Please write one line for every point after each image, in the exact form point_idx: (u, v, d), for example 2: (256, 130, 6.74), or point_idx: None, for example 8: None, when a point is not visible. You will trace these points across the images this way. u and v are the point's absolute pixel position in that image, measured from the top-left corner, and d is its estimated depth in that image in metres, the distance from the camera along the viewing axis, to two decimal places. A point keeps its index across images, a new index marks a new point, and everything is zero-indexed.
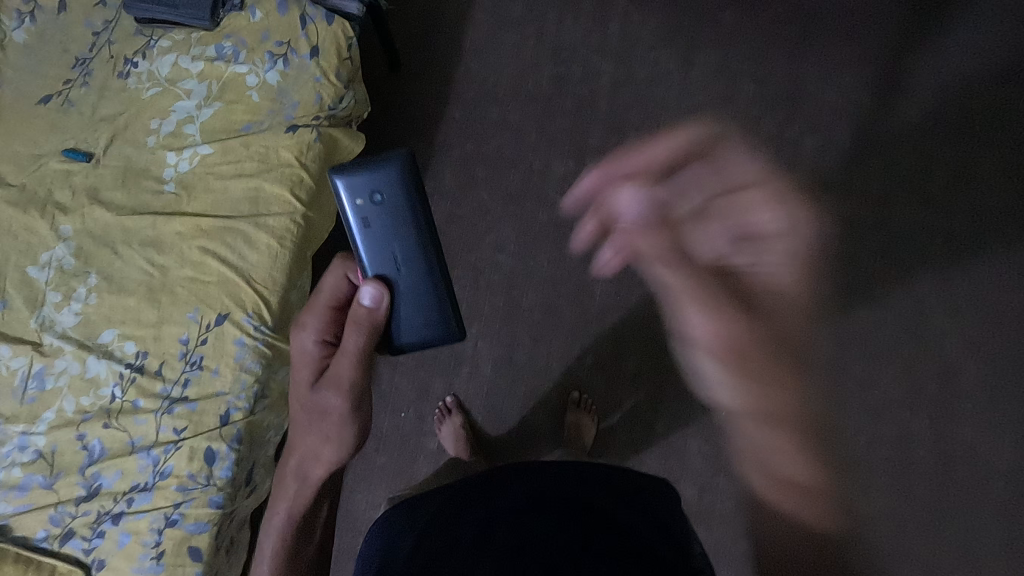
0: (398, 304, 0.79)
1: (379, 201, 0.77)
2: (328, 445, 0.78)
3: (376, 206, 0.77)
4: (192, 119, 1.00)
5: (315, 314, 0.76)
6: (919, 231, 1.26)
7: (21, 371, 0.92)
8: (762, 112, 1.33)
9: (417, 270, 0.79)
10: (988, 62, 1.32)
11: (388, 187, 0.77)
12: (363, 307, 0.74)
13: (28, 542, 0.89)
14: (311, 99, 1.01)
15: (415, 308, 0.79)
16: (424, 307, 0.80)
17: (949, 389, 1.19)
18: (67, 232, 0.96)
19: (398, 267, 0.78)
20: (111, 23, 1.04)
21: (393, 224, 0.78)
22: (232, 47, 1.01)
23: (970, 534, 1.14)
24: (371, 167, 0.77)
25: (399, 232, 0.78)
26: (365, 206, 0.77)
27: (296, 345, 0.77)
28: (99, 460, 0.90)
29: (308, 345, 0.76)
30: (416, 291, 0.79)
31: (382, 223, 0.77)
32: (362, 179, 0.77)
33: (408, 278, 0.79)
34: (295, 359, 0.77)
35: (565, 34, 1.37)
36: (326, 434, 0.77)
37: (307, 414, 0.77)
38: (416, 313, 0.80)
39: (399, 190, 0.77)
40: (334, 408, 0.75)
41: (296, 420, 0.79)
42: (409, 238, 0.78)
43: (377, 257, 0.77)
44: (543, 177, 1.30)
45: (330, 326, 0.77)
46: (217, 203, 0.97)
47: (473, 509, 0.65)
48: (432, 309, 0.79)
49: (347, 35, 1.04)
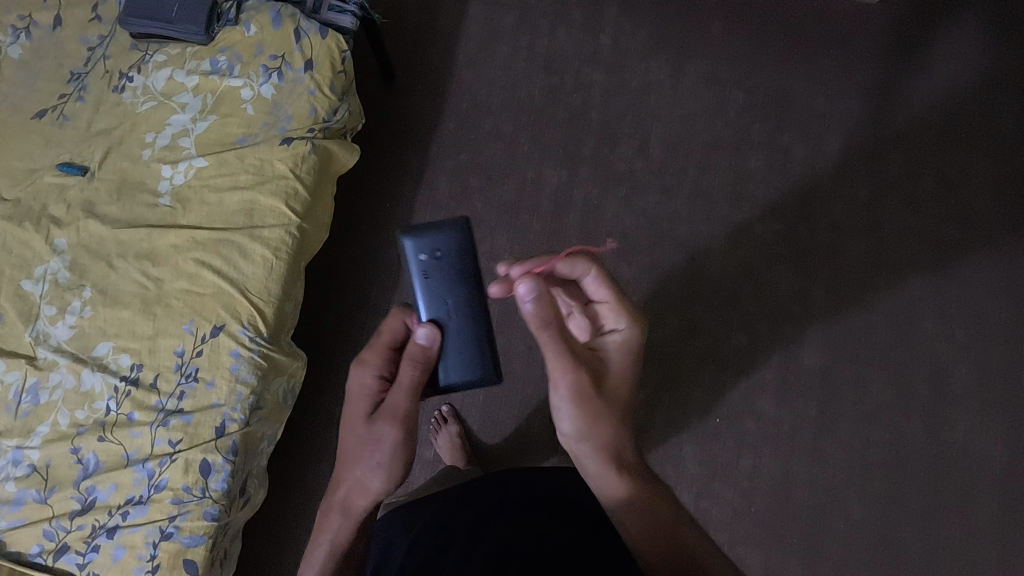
0: (447, 353, 0.72)
1: (441, 257, 0.73)
2: (375, 483, 0.65)
3: (437, 261, 0.72)
4: (187, 133, 1.00)
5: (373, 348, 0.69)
6: (907, 237, 1.27)
7: (15, 385, 0.92)
8: (753, 121, 1.34)
9: (471, 319, 0.73)
10: (974, 73, 1.35)
11: (449, 243, 0.73)
12: (418, 345, 0.68)
13: (21, 557, 0.89)
14: (306, 112, 1.02)
15: (468, 359, 0.72)
16: (477, 356, 0.73)
17: (941, 392, 1.20)
18: (62, 245, 0.96)
19: (451, 314, 0.72)
20: (106, 38, 1.05)
21: (455, 279, 0.73)
22: (227, 61, 1.02)
23: (969, 538, 1.13)
24: (434, 226, 0.73)
25: (456, 286, 0.73)
26: (427, 261, 0.72)
27: (353, 380, 0.69)
28: (95, 473, 0.89)
29: (363, 377, 0.68)
30: (468, 337, 0.73)
31: (442, 278, 0.72)
32: (424, 237, 0.73)
33: (464, 324, 0.73)
34: (347, 394, 0.69)
35: (557, 45, 1.39)
36: (373, 472, 0.65)
37: (355, 449, 0.66)
38: (469, 360, 0.72)
39: (461, 246, 0.73)
40: (385, 443, 0.65)
41: (342, 459, 0.67)
42: (468, 293, 0.73)
43: (433, 305, 0.72)
44: (537, 186, 1.30)
45: (388, 362, 0.70)
46: (212, 216, 0.98)
47: (464, 514, 0.65)
48: (481, 353, 0.73)
49: (341, 48, 1.05)
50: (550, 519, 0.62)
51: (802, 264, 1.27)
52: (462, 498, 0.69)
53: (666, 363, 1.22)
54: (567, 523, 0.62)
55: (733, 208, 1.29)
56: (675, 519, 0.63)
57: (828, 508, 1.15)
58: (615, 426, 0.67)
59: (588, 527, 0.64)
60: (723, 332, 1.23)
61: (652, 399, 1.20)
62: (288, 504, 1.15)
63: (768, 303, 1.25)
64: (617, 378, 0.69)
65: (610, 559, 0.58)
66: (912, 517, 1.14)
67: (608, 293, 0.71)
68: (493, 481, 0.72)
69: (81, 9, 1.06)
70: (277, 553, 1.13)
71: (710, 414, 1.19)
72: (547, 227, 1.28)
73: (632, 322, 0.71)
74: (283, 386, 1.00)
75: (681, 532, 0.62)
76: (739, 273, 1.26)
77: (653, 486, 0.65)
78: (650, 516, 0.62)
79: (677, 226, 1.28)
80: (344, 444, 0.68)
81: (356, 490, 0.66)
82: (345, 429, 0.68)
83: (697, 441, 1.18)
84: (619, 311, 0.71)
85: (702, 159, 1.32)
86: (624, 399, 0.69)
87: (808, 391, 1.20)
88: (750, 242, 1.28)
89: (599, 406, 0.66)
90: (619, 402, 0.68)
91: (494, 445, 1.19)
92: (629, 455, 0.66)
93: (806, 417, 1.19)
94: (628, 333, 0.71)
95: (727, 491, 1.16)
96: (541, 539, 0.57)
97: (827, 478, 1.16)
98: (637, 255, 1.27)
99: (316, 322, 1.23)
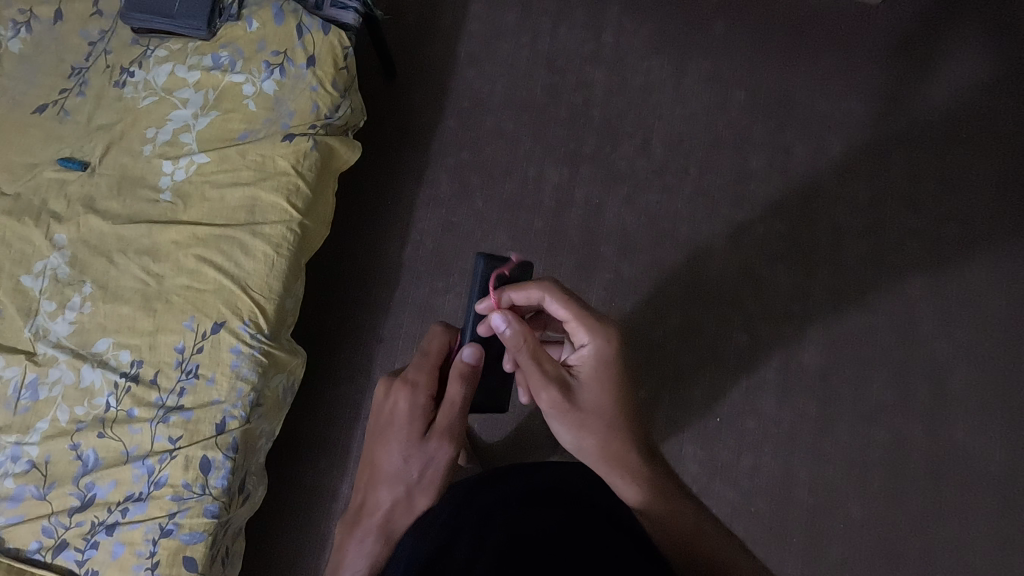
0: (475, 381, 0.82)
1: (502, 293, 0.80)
2: (420, 501, 0.70)
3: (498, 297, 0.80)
4: (188, 128, 1.00)
5: (420, 368, 0.76)
6: (907, 237, 1.28)
7: (14, 381, 0.91)
8: (754, 120, 1.34)
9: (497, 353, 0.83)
10: (974, 74, 1.35)
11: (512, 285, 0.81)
12: (467, 363, 0.75)
13: (20, 553, 0.88)
14: (308, 108, 1.02)
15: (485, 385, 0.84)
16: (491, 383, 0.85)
17: (940, 392, 1.20)
18: (62, 241, 0.96)
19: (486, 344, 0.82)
20: (107, 33, 1.05)
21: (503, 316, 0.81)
22: (228, 57, 1.02)
23: (968, 538, 1.13)
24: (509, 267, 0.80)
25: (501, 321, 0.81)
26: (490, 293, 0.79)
27: (404, 401, 0.74)
28: (94, 470, 0.89)
29: (413, 396, 0.74)
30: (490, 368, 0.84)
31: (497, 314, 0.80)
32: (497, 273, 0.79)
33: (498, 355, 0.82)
34: (392, 414, 0.74)
35: (559, 44, 1.39)
36: (422, 488, 0.70)
37: (404, 469, 0.71)
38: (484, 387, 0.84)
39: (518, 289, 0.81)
40: (439, 460, 0.72)
41: (386, 481, 0.70)
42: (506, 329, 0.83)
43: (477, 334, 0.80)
44: (538, 185, 1.30)
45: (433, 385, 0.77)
46: (213, 212, 0.97)
47: (473, 506, 0.63)
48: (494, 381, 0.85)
49: (344, 44, 1.05)
50: (564, 506, 0.59)
51: (803, 264, 1.27)
52: (478, 486, 0.67)
53: (667, 362, 1.22)
54: (584, 511, 0.59)
55: (733, 208, 1.29)
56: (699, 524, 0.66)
57: (828, 507, 1.15)
58: (604, 435, 0.71)
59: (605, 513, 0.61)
60: (724, 331, 1.23)
61: (653, 398, 1.20)
62: (288, 502, 1.15)
63: (769, 302, 1.25)
64: (596, 391, 0.73)
65: (628, 549, 0.55)
66: (912, 516, 1.15)
67: (566, 312, 0.74)
68: (512, 469, 0.70)
69: (83, 4, 1.06)
70: (275, 551, 1.13)
71: (710, 413, 1.19)
72: (548, 226, 1.28)
73: (599, 336, 0.73)
74: (283, 383, 0.99)
75: (706, 533, 0.65)
76: (739, 272, 1.26)
77: (670, 492, 0.69)
78: (667, 516, 0.66)
79: (677, 224, 1.29)
80: (388, 462, 0.72)
81: (400, 508, 0.69)
82: (391, 447, 0.72)
83: (698, 440, 1.18)
84: (583, 328, 0.74)
85: (702, 158, 1.32)
86: (612, 409, 0.72)
87: (808, 390, 1.20)
88: (751, 242, 1.28)
89: (583, 417, 0.72)
90: (603, 412, 0.72)
91: (494, 444, 1.18)
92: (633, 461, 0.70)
93: (806, 417, 1.19)
94: (595, 347, 0.73)
95: (727, 491, 1.16)
96: (557, 532, 0.54)
97: (826, 477, 1.17)
98: (638, 254, 1.27)
99: (317, 320, 1.23)
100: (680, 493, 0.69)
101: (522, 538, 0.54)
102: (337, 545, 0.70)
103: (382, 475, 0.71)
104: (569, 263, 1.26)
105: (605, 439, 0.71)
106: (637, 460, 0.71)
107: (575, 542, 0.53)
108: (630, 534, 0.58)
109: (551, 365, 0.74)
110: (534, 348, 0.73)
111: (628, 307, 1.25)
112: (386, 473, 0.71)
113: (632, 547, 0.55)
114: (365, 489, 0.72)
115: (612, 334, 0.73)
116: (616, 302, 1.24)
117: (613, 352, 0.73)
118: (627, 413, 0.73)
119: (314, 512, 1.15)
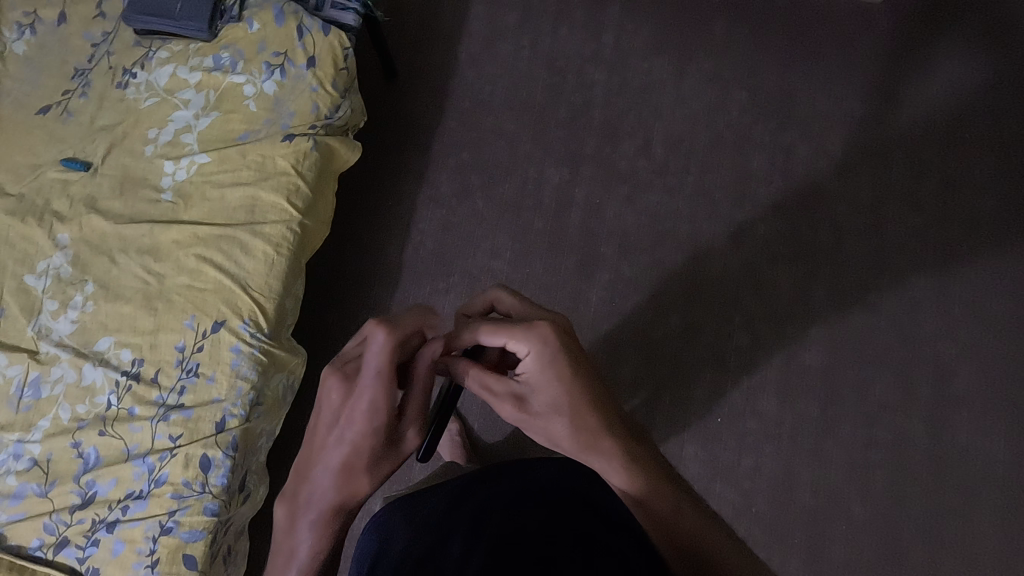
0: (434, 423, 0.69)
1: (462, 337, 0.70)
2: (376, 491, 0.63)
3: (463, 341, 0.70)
4: (189, 129, 1.01)
5: (371, 379, 0.58)
6: (909, 237, 1.27)
7: (17, 379, 0.92)
8: (755, 120, 1.33)
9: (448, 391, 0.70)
10: (978, 73, 1.34)
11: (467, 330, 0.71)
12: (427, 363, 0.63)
13: (21, 551, 0.89)
14: (308, 109, 1.02)
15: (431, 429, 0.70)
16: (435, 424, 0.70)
17: (943, 392, 1.19)
18: (65, 240, 0.96)
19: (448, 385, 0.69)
20: (109, 34, 1.06)
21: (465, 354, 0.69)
22: (229, 58, 1.03)
23: (972, 540, 1.12)
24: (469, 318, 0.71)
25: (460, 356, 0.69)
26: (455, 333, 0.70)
27: (360, 411, 0.59)
28: (95, 468, 0.89)
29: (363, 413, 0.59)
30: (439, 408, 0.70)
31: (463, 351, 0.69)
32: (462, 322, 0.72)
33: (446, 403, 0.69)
34: (345, 418, 0.60)
35: (559, 44, 1.39)
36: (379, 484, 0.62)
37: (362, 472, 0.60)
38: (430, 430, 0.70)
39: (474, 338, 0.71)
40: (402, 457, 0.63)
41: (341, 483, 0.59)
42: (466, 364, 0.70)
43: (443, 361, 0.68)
44: (538, 185, 1.31)
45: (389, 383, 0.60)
46: (214, 211, 0.98)
47: (465, 505, 0.63)
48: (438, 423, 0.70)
49: (344, 45, 1.05)
50: (555, 507, 0.59)
51: (804, 264, 1.26)
52: (474, 485, 0.67)
53: (668, 362, 1.22)
54: (580, 509, 0.59)
55: (734, 208, 1.29)
56: (678, 508, 0.59)
57: (829, 508, 1.15)
58: (574, 429, 0.61)
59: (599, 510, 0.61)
60: (725, 332, 1.23)
61: (654, 398, 1.20)
62: None
63: (770, 302, 1.24)
64: (550, 389, 0.61)
65: (618, 544, 0.55)
66: (915, 518, 1.14)
67: (496, 338, 0.63)
68: (508, 468, 0.70)
69: (86, 6, 1.07)
70: None
71: (711, 414, 1.19)
72: (549, 225, 1.28)
73: (534, 339, 0.61)
74: (283, 382, 1.00)
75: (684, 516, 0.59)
76: (741, 272, 1.26)
77: (652, 477, 0.60)
78: (646, 508, 0.59)
79: (678, 224, 1.28)
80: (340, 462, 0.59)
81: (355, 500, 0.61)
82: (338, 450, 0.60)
83: (699, 440, 1.18)
84: (514, 338, 0.62)
85: (704, 158, 1.32)
86: (575, 399, 0.61)
87: (810, 390, 1.20)
88: (751, 241, 1.27)
89: (543, 422, 0.62)
90: (562, 409, 0.61)
91: (494, 444, 1.18)
92: (608, 450, 0.60)
93: (807, 417, 1.19)
94: (532, 351, 0.62)
95: (728, 492, 1.15)
96: (547, 531, 0.55)
97: (827, 478, 1.16)
98: (639, 253, 1.27)
99: (317, 320, 1.24)
100: (661, 473, 0.61)
101: (515, 535, 0.54)
102: (280, 527, 0.61)
103: (326, 476, 0.59)
104: (570, 263, 1.26)
105: (574, 438, 0.61)
106: (612, 445, 0.61)
107: (566, 539, 0.54)
108: (619, 531, 0.58)
109: (501, 385, 0.65)
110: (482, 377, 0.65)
111: (628, 307, 1.24)
112: (330, 474, 0.59)
113: (625, 544, 0.55)
114: (310, 476, 0.60)
115: (546, 331, 0.61)
116: (617, 302, 1.24)
117: (553, 349, 0.61)
118: (592, 399, 0.62)
119: None
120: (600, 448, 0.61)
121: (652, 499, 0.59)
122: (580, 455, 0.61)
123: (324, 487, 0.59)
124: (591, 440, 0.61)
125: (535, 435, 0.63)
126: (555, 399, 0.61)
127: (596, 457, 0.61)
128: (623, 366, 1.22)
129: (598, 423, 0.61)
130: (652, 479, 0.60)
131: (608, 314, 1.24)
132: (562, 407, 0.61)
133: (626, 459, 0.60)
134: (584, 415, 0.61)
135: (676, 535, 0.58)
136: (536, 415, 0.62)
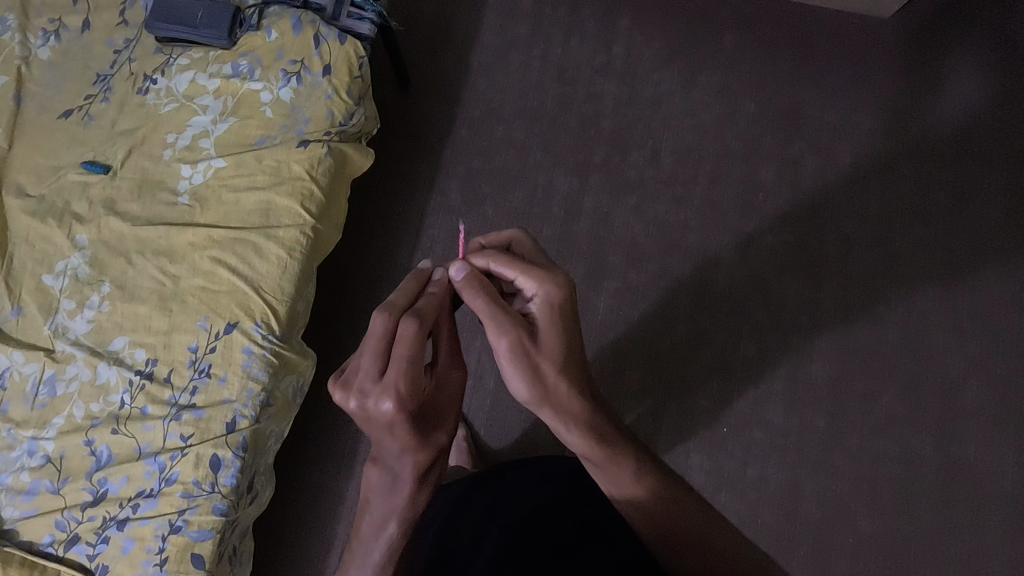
0: None
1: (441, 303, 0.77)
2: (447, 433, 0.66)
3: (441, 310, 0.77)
4: (207, 134, 1.03)
5: (402, 366, 0.60)
6: (916, 249, 1.28)
7: (33, 377, 0.93)
8: (762, 132, 1.35)
9: None
10: (985, 86, 1.35)
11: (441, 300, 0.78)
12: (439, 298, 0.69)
13: (33, 547, 0.90)
14: (323, 115, 1.04)
15: None
16: None
17: (950, 405, 1.19)
18: (83, 241, 0.98)
19: None
20: (132, 41, 1.08)
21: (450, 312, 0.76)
22: (247, 65, 1.05)
23: (979, 554, 1.12)
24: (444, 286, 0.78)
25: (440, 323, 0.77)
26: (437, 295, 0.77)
27: (402, 398, 0.60)
28: (107, 465, 0.91)
29: (403, 397, 0.59)
30: None
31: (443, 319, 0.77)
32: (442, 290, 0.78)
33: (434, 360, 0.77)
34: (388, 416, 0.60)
35: (570, 55, 1.41)
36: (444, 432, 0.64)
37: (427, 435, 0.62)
38: None
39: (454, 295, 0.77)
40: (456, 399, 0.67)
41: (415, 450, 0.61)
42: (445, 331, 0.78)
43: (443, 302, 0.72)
44: (547, 194, 1.32)
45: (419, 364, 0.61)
46: (229, 214, 1.00)
47: (467, 524, 0.67)
48: None
49: (359, 54, 1.08)
50: (550, 517, 0.63)
51: (811, 275, 1.27)
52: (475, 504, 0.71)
53: (675, 371, 1.22)
54: (575, 517, 0.63)
55: (742, 218, 1.30)
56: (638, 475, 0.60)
57: (836, 519, 1.14)
58: (559, 379, 0.61)
59: (595, 512, 0.65)
60: (732, 342, 1.23)
61: (660, 406, 1.20)
62: (294, 503, 1.16)
63: (778, 312, 1.25)
64: (551, 332, 0.62)
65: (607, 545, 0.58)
66: (921, 530, 1.13)
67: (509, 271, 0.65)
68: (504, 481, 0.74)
69: (110, 14, 1.10)
70: (281, 552, 1.14)
71: (717, 423, 1.19)
72: (557, 234, 1.29)
73: (548, 282, 0.63)
74: (293, 384, 1.01)
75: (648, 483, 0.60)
76: (748, 282, 1.27)
77: (611, 444, 0.61)
78: (610, 476, 0.61)
79: (685, 234, 1.29)
80: (404, 442, 0.61)
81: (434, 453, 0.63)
82: (397, 437, 0.61)
83: (704, 450, 1.18)
84: (528, 277, 0.64)
85: (712, 168, 1.33)
86: (568, 352, 0.63)
87: (818, 400, 1.20)
88: (759, 252, 1.28)
89: (541, 363, 0.61)
90: (557, 355, 0.62)
91: (500, 450, 1.18)
92: (575, 410, 0.61)
93: (813, 428, 1.19)
94: (544, 293, 0.63)
95: (734, 502, 1.15)
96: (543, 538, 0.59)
97: (834, 489, 1.16)
98: (647, 262, 1.28)
99: (326, 323, 1.25)
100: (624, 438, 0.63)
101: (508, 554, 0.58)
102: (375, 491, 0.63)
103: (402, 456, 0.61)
104: (578, 271, 1.27)
105: (560, 386, 0.61)
106: (580, 406, 0.62)
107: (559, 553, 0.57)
108: (609, 532, 0.61)
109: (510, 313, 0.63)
110: (491, 295, 0.64)
111: (635, 316, 1.25)
112: (403, 456, 0.61)
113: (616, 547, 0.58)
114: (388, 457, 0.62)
115: (563, 280, 0.64)
116: (623, 310, 1.25)
117: (565, 296, 0.63)
118: (575, 354, 0.64)
119: (320, 513, 1.16)
120: (581, 403, 0.62)
121: (618, 465, 0.60)
122: (564, 406, 0.61)
123: (403, 464, 0.62)
124: (572, 394, 0.62)
125: (520, 376, 0.61)
126: (553, 345, 0.62)
127: (576, 415, 0.61)
128: (629, 374, 1.22)
129: (579, 381, 0.63)
130: (617, 442, 0.62)
131: (616, 323, 1.25)
132: (558, 355, 0.62)
133: (598, 421, 0.62)
134: (573, 367, 0.62)
135: (652, 515, 0.59)
136: (533, 354, 0.61)
